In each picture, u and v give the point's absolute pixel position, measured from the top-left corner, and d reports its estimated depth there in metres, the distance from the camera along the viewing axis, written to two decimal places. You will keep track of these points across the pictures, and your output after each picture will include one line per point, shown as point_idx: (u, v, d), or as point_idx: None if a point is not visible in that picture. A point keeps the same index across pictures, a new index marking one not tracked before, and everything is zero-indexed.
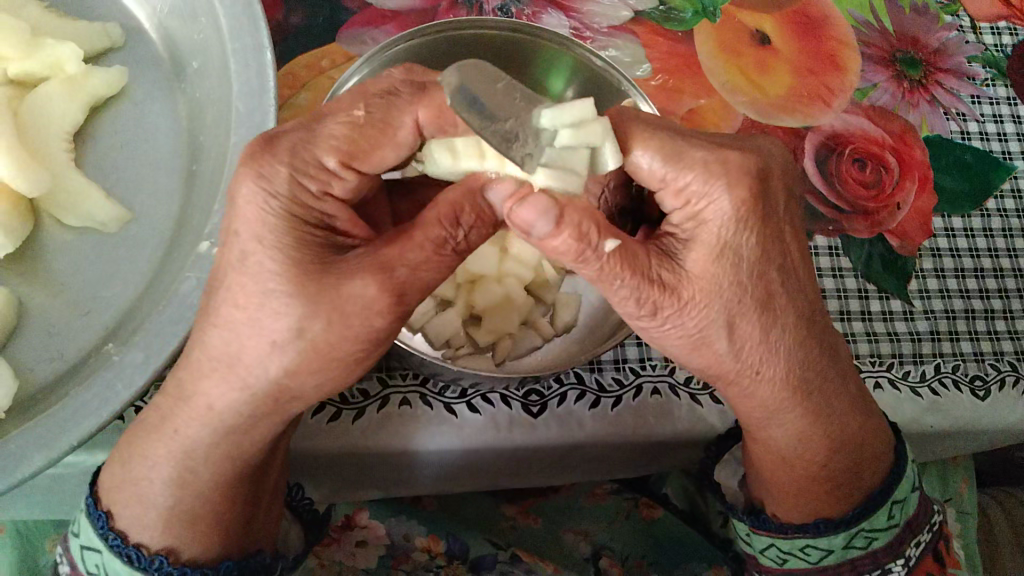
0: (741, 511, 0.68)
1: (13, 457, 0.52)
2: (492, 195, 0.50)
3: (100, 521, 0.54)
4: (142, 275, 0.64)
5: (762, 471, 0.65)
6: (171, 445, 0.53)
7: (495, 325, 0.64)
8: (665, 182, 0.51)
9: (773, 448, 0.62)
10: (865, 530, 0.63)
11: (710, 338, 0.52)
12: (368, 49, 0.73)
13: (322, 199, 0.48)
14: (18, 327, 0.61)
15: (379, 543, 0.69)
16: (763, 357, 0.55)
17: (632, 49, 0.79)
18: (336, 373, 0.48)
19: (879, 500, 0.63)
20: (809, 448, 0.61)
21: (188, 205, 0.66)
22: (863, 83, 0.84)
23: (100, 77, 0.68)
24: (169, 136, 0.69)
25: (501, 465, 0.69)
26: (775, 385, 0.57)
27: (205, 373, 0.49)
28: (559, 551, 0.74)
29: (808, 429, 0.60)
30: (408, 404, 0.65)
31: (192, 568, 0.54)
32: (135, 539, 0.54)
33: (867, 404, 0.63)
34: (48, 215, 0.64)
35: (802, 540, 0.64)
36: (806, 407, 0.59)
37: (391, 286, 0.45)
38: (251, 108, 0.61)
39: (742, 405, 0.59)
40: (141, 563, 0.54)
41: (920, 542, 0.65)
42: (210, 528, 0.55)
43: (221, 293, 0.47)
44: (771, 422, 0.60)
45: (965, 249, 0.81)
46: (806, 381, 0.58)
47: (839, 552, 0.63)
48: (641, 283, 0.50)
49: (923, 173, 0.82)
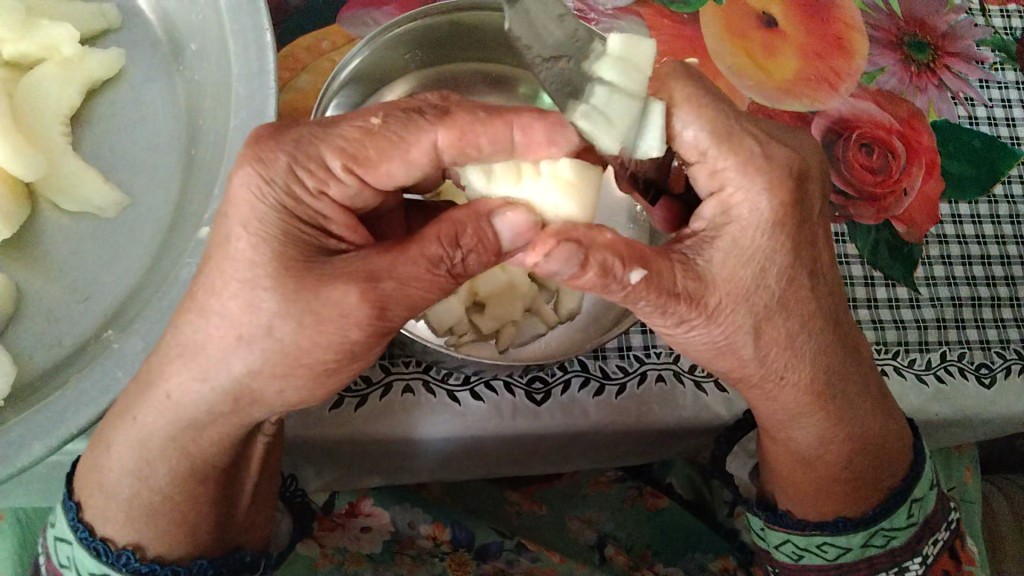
0: (756, 506, 0.68)
1: (12, 446, 0.52)
2: (499, 221, 0.49)
3: (71, 512, 0.54)
4: (140, 261, 0.63)
5: (781, 471, 0.65)
6: (130, 432, 0.51)
7: (499, 313, 0.63)
8: (704, 159, 0.49)
9: (793, 448, 0.62)
10: (885, 529, 0.63)
11: (734, 337, 0.52)
12: (370, 31, 0.71)
13: (317, 198, 0.47)
14: (16, 314, 0.60)
15: (384, 530, 0.69)
16: (789, 361, 0.55)
17: (637, 32, 0.78)
18: (302, 380, 0.46)
19: (900, 499, 0.63)
20: (830, 449, 0.61)
21: (187, 190, 0.65)
22: (871, 67, 0.83)
23: (98, 58, 0.67)
24: (168, 117, 0.68)
25: (516, 457, 0.69)
26: (798, 387, 0.57)
27: (176, 367, 0.48)
28: (564, 539, 0.75)
29: (830, 430, 0.60)
30: (411, 391, 0.64)
31: (161, 565, 0.54)
32: (102, 532, 0.53)
33: (889, 405, 0.63)
34: (45, 199, 0.63)
35: (819, 538, 0.64)
36: (829, 409, 0.59)
37: (374, 296, 0.44)
38: (252, 92, 0.60)
39: (764, 406, 0.59)
40: (109, 557, 0.53)
41: (937, 540, 0.65)
42: (186, 529, 0.54)
43: (203, 284, 0.46)
44: (794, 423, 0.60)
45: (971, 236, 0.80)
46: (830, 383, 0.58)
47: (857, 551, 0.63)
48: (667, 299, 0.49)
49: (930, 159, 0.81)
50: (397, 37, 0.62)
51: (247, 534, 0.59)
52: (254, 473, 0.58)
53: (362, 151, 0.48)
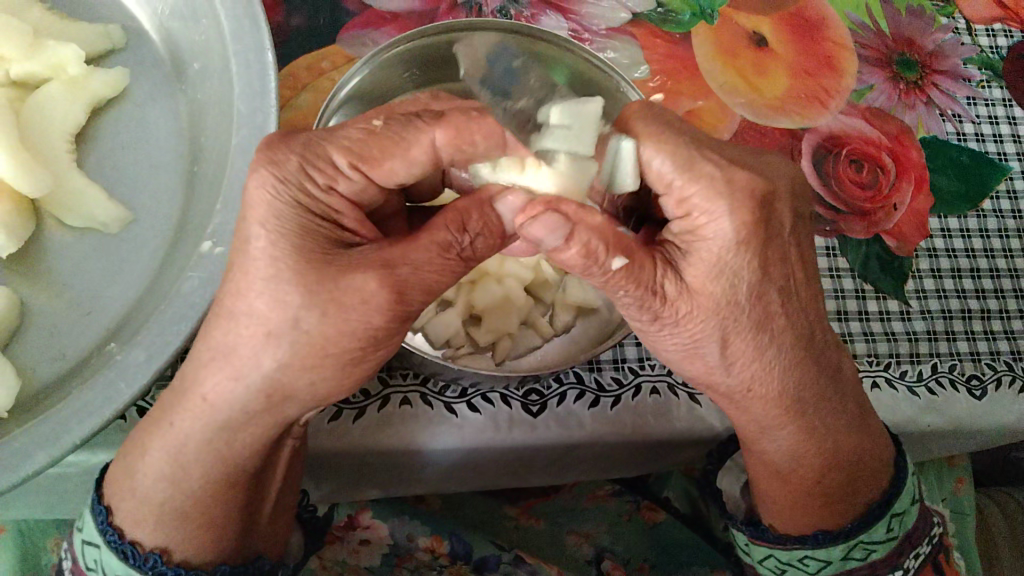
0: (740, 522, 0.69)
1: (16, 455, 0.53)
2: (501, 206, 0.51)
3: (101, 516, 0.54)
4: (143, 275, 0.64)
5: (760, 482, 0.66)
6: (166, 438, 0.53)
7: (495, 325, 0.64)
8: (672, 188, 0.52)
9: (769, 462, 0.63)
10: (865, 543, 0.63)
11: (699, 347, 0.54)
12: (368, 50, 0.73)
13: (328, 193, 0.49)
14: (20, 328, 0.61)
15: (382, 542, 0.70)
16: (756, 374, 0.56)
17: (630, 51, 0.79)
18: (332, 369, 0.48)
19: (878, 513, 0.63)
20: (803, 462, 0.62)
21: (190, 206, 0.66)
22: (860, 84, 0.84)
23: (102, 78, 0.68)
24: (170, 135, 0.69)
25: (505, 468, 0.70)
26: (767, 400, 0.58)
27: (209, 369, 0.49)
28: (560, 552, 0.75)
29: (803, 443, 0.62)
30: (408, 404, 0.65)
31: (186, 569, 0.54)
32: (132, 536, 0.54)
33: (865, 420, 0.64)
34: (50, 215, 0.65)
35: (800, 551, 0.64)
36: (799, 422, 0.60)
37: (392, 282, 0.46)
38: (253, 109, 0.62)
39: (736, 417, 0.60)
40: (136, 561, 0.53)
41: (919, 554, 0.66)
42: (201, 527, 0.55)
43: (227, 290, 0.48)
44: (765, 436, 0.61)
45: (961, 250, 0.81)
46: (799, 397, 0.59)
47: (839, 563, 0.64)
48: (645, 294, 0.51)
49: (919, 175, 0.83)
50: (395, 56, 0.63)
51: (269, 543, 0.61)
52: (278, 486, 0.59)
53: (367, 150, 0.50)
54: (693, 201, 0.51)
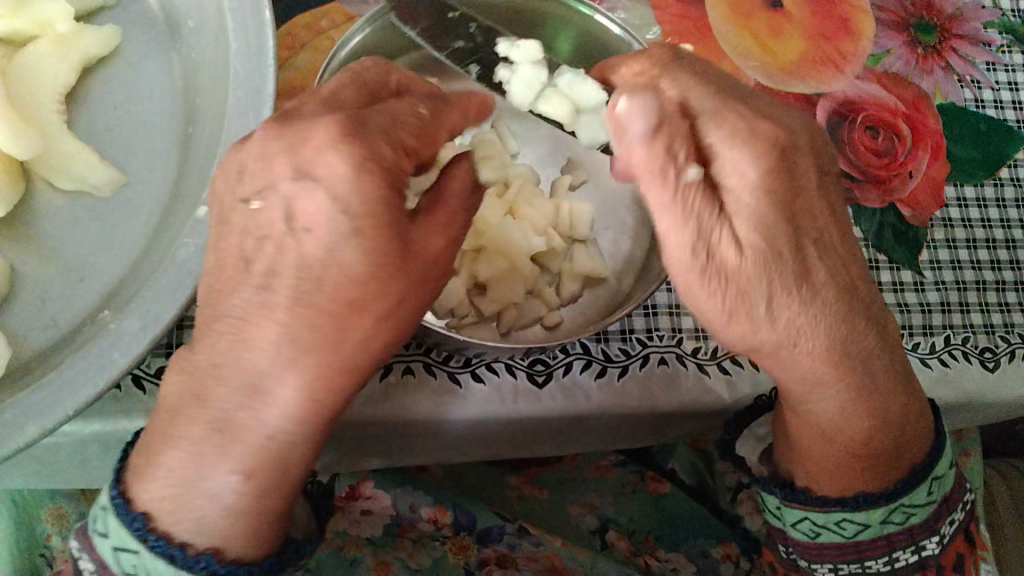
0: (772, 485, 0.65)
1: (5, 427, 0.51)
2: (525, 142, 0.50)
3: (137, 522, 0.48)
4: (136, 242, 0.62)
5: (800, 443, 0.63)
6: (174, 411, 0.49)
7: (501, 295, 0.62)
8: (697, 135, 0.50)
9: (815, 422, 0.60)
10: (905, 506, 0.61)
11: (745, 299, 0.50)
12: (369, 8, 0.70)
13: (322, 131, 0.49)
14: (10, 295, 0.60)
15: (384, 513, 0.69)
16: (804, 326, 0.53)
17: (640, 11, 0.77)
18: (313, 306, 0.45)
19: (919, 476, 0.61)
20: (849, 424, 0.59)
21: (185, 169, 0.64)
22: (877, 48, 0.81)
23: (92, 35, 0.65)
24: (165, 94, 0.67)
25: (510, 437, 0.68)
26: (814, 356, 0.55)
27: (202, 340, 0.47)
28: (566, 521, 0.75)
29: (851, 407, 0.59)
30: (412, 373, 0.63)
31: (240, 567, 0.49)
32: (179, 537, 0.48)
33: (910, 383, 0.61)
34: (40, 178, 0.63)
35: (838, 514, 0.62)
36: (850, 380, 0.57)
37: None
38: (250, 69, 0.59)
39: (783, 375, 0.57)
40: (186, 563, 0.48)
41: (954, 520, 0.64)
42: (255, 514, 0.49)
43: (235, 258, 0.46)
44: (812, 394, 0.58)
45: (977, 220, 0.79)
46: (849, 356, 0.56)
47: (875, 527, 0.62)
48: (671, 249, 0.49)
49: (936, 142, 0.80)
50: (400, 18, 0.61)
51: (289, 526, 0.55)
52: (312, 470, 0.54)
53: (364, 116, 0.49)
54: (719, 140, 0.49)
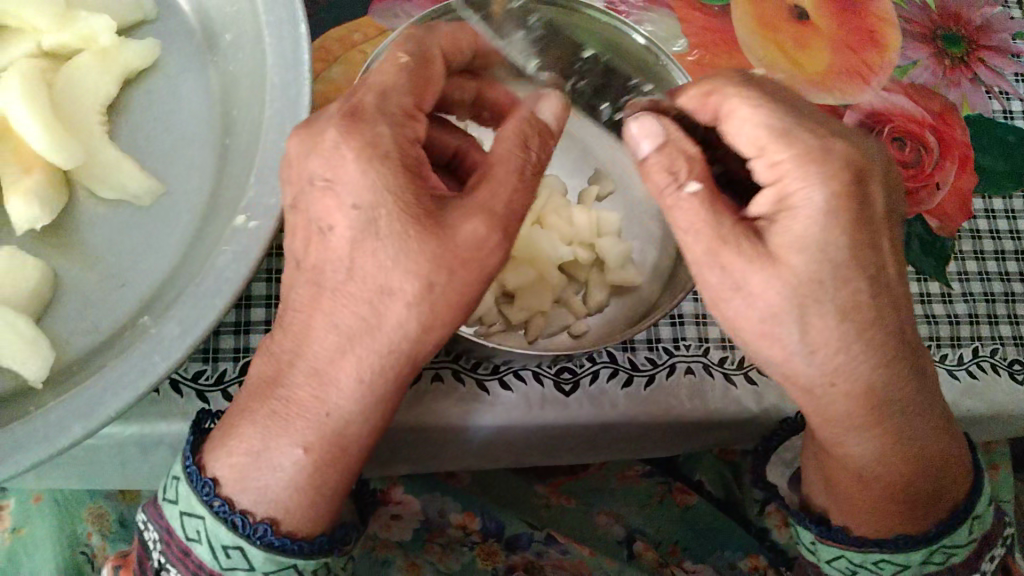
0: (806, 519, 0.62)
1: (50, 427, 0.52)
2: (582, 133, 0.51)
3: (206, 487, 0.50)
4: (174, 250, 0.64)
5: (835, 483, 0.60)
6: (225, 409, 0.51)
7: (529, 304, 0.63)
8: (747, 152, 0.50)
9: (846, 465, 0.58)
10: (946, 546, 0.58)
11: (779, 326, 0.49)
12: (401, 22, 0.72)
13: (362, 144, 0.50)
14: (53, 301, 0.61)
15: (414, 518, 0.70)
16: (845, 362, 0.51)
17: (666, 24, 0.78)
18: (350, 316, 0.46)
19: (960, 515, 0.58)
20: (885, 465, 0.57)
21: (221, 179, 0.65)
22: (904, 60, 0.82)
23: (134, 48, 0.68)
24: (202, 105, 0.69)
25: (540, 445, 0.69)
26: (849, 397, 0.52)
27: None
28: (594, 534, 0.75)
29: (887, 448, 0.56)
30: (440, 379, 0.64)
31: (292, 540, 0.50)
32: (240, 505, 0.49)
33: (948, 422, 0.59)
34: (83, 187, 0.65)
35: (876, 555, 0.59)
36: (883, 424, 0.55)
37: None
38: (286, 82, 0.61)
39: (814, 414, 0.54)
40: (245, 530, 0.49)
41: (994, 556, 0.62)
42: (307, 500, 0.50)
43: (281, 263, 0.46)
44: (848, 437, 0.55)
45: (1005, 232, 0.79)
46: (886, 400, 0.53)
47: (915, 567, 0.59)
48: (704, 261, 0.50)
49: (963, 153, 0.80)
50: None
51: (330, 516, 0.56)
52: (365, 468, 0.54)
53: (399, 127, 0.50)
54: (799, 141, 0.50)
